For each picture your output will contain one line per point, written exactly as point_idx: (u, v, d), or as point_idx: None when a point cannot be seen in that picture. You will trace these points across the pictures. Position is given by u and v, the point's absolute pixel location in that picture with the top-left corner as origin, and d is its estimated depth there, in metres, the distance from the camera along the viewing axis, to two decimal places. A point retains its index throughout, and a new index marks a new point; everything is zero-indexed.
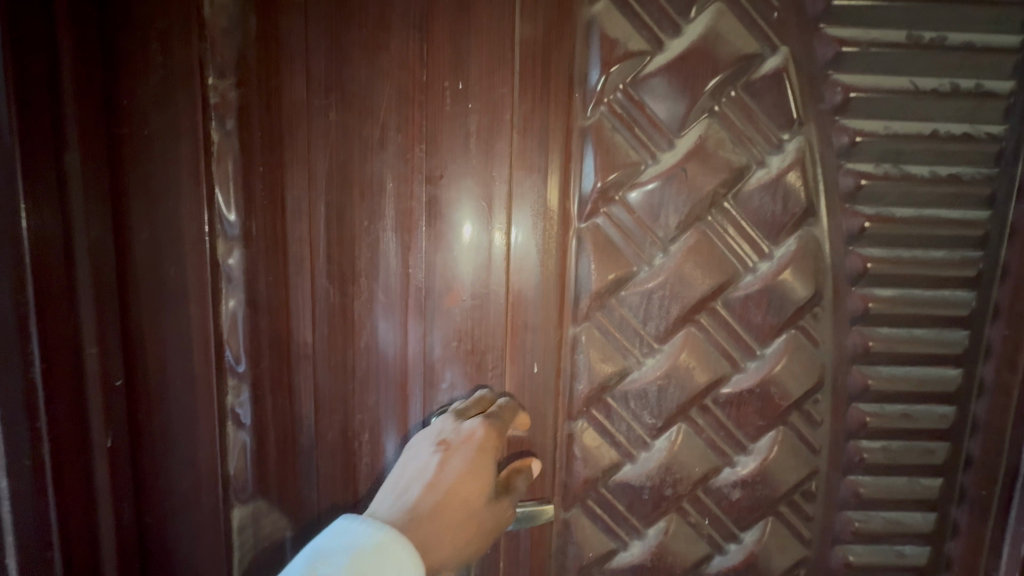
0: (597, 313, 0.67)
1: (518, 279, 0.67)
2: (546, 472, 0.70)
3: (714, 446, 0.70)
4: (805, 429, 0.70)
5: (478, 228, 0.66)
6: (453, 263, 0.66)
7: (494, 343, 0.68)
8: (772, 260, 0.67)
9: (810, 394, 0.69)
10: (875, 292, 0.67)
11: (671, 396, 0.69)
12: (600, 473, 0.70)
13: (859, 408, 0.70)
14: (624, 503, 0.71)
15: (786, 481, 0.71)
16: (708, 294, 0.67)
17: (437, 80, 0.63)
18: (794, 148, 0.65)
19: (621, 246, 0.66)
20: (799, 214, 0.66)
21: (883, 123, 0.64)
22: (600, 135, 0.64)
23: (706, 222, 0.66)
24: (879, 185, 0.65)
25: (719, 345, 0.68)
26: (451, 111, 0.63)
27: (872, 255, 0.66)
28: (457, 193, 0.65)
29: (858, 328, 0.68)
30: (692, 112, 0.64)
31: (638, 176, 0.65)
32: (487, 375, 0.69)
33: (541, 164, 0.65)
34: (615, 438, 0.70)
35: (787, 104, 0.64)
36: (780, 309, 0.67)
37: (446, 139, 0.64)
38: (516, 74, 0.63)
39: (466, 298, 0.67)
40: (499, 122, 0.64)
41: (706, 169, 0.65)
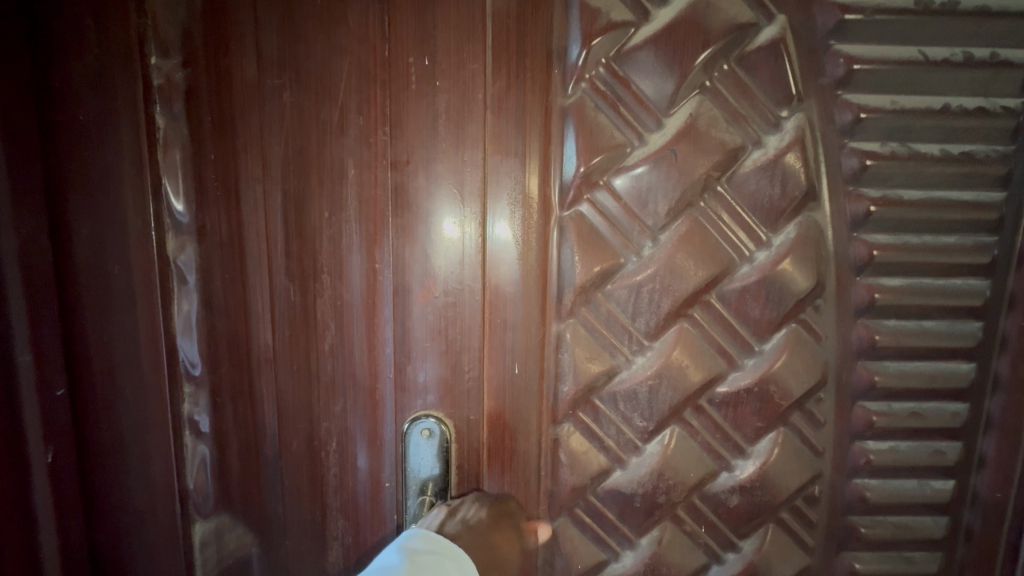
0: (582, 309, 0.62)
1: (495, 274, 0.62)
2: (529, 480, 0.65)
3: (709, 449, 0.65)
4: (808, 429, 0.65)
5: (451, 218, 0.61)
6: (424, 257, 0.61)
7: (470, 342, 0.63)
8: (769, 249, 0.62)
9: (812, 392, 0.64)
10: (882, 282, 0.62)
11: (662, 397, 0.64)
12: (589, 480, 0.65)
13: (865, 407, 0.65)
14: (614, 511, 0.66)
15: (787, 485, 0.66)
16: (701, 286, 0.62)
17: (402, 56, 0.58)
18: (793, 126, 0.60)
19: (607, 236, 0.61)
20: (799, 198, 0.61)
21: (889, 97, 0.59)
22: (582, 115, 0.59)
23: (698, 208, 0.61)
24: (886, 165, 0.60)
25: (714, 341, 0.63)
26: (417, 90, 0.58)
27: (879, 241, 0.61)
28: (427, 181, 0.60)
29: (864, 321, 0.63)
30: (682, 89, 0.59)
31: (624, 159, 0.60)
32: (464, 377, 0.64)
33: (517, 149, 0.60)
34: (604, 443, 0.65)
35: (785, 78, 0.59)
36: (779, 302, 0.62)
37: (412, 121, 0.59)
38: (488, 49, 0.58)
39: (439, 294, 0.62)
40: (469, 103, 0.59)
41: (697, 151, 0.59)
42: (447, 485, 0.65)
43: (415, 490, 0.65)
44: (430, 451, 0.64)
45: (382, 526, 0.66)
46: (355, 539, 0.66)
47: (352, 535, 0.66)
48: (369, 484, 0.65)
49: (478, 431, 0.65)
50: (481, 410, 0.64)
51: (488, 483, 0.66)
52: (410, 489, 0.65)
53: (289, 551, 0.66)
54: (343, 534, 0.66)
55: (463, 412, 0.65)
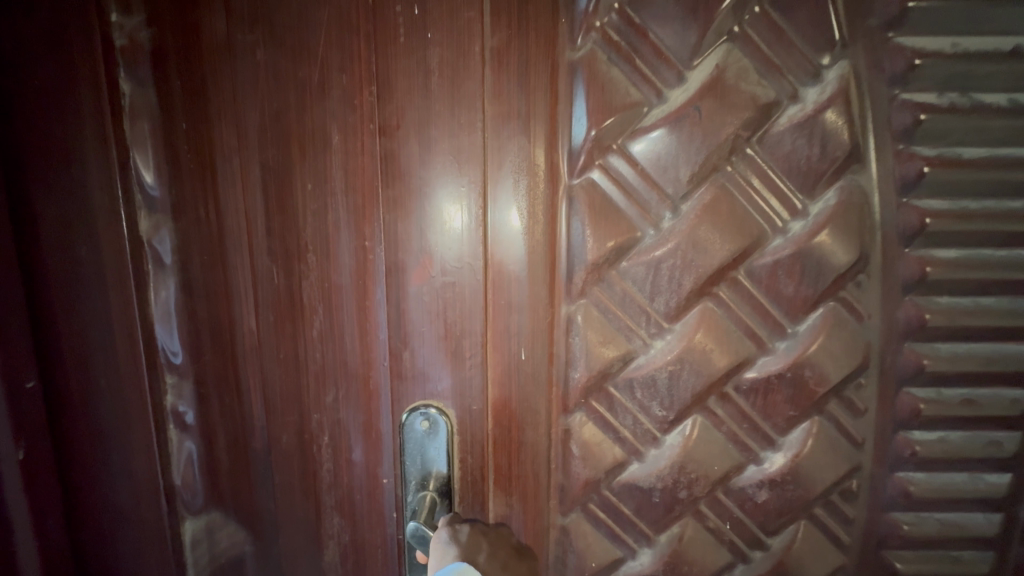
0: (593, 288, 0.56)
1: (498, 251, 0.56)
2: (539, 474, 0.61)
3: (736, 441, 0.60)
4: (846, 418, 0.59)
5: (447, 187, 0.55)
6: (419, 234, 0.56)
7: (470, 324, 0.58)
8: (805, 218, 0.55)
9: (851, 378, 0.58)
10: (935, 254, 0.55)
11: (684, 383, 0.58)
12: (602, 474, 0.60)
13: (911, 394, 0.58)
14: (630, 506, 0.61)
15: (821, 480, 0.60)
16: (728, 261, 0.55)
17: (388, 4, 0.51)
18: (834, 76, 0.52)
19: (621, 207, 0.55)
20: (840, 160, 0.53)
21: (949, 39, 0.51)
22: (593, 71, 0.52)
23: (724, 173, 0.54)
24: (943, 119, 0.52)
25: (743, 323, 0.57)
26: (406, 44, 0.52)
27: (932, 207, 0.54)
28: (420, 148, 0.54)
29: (912, 299, 0.56)
30: (706, 37, 0.52)
31: (639, 120, 0.53)
32: (465, 363, 0.59)
33: (518, 108, 0.53)
34: (619, 434, 0.59)
35: (826, 21, 0.51)
36: (816, 278, 0.55)
37: (402, 80, 0.53)
38: None
39: (437, 275, 0.57)
40: (465, 57, 0.53)
41: (723, 108, 0.52)
42: (450, 480, 0.61)
43: (416, 484, 0.60)
44: (432, 443, 0.60)
45: (381, 523, 0.62)
46: (353, 538, 0.62)
47: (349, 534, 0.62)
48: (366, 478, 0.61)
49: (482, 423, 0.60)
50: (484, 400, 0.59)
51: (494, 479, 0.61)
52: (410, 484, 0.60)
53: (282, 549, 0.63)
54: (338, 533, 0.62)
55: (465, 402, 0.60)
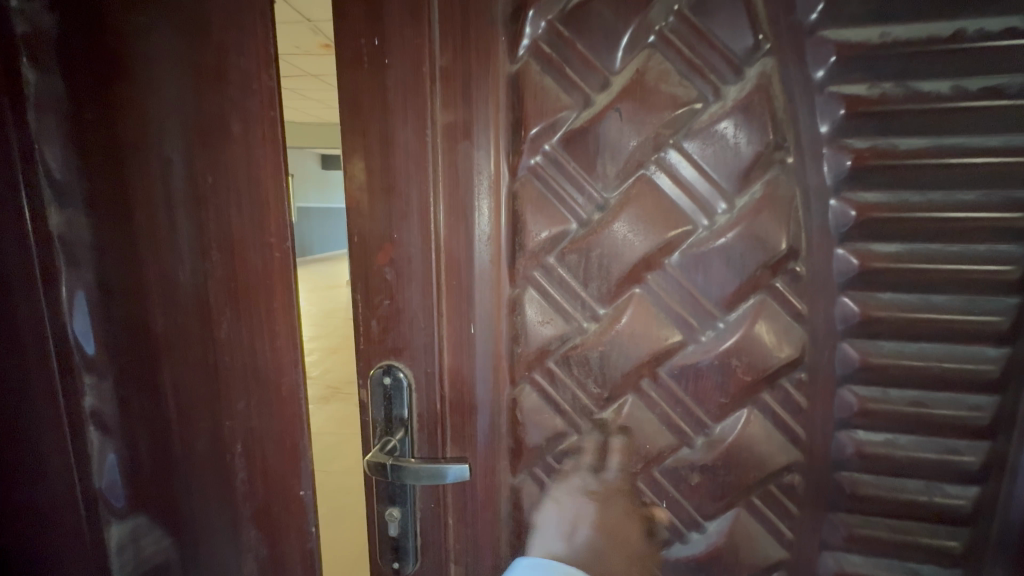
0: (534, 274, 0.61)
1: (450, 241, 0.61)
2: (487, 447, 0.65)
3: (668, 422, 0.62)
4: (784, 410, 0.59)
5: (406, 189, 0.60)
6: (382, 221, 0.61)
7: (425, 312, 0.62)
8: (732, 206, 0.57)
9: (789, 367, 0.58)
10: (875, 248, 0.54)
11: (615, 364, 0.61)
12: (544, 442, 0.64)
13: (853, 393, 0.57)
14: (572, 475, 0.65)
15: (760, 468, 0.60)
16: (654, 250, 0.58)
17: (354, 38, 0.58)
18: (755, 74, 0.54)
19: (552, 197, 0.60)
20: (766, 152, 0.55)
21: (880, 28, 0.50)
22: (527, 80, 0.58)
23: (651, 169, 0.57)
24: (875, 110, 0.52)
25: (674, 313, 0.59)
26: (369, 72, 0.58)
27: (870, 201, 0.53)
28: (383, 152, 0.59)
29: (847, 295, 0.55)
30: (626, 42, 0.56)
31: (567, 122, 0.58)
32: (417, 332, 0.62)
33: (467, 118, 0.58)
34: (560, 408, 0.63)
35: (749, 20, 0.53)
36: (742, 267, 0.57)
37: (370, 99, 0.59)
38: (436, 23, 0.57)
39: (389, 267, 0.61)
40: (417, 77, 0.58)
41: (644, 109, 0.56)
42: (409, 437, 0.64)
43: (381, 432, 0.64)
44: (396, 399, 0.64)
45: (301, 536, 0.61)
46: (273, 550, 0.62)
47: (268, 546, 0.62)
48: (286, 483, 0.60)
49: (438, 390, 0.63)
50: (440, 365, 0.63)
51: (451, 443, 0.65)
52: (377, 428, 0.65)
53: (210, 550, 0.64)
54: (258, 544, 0.63)
55: (423, 367, 0.63)
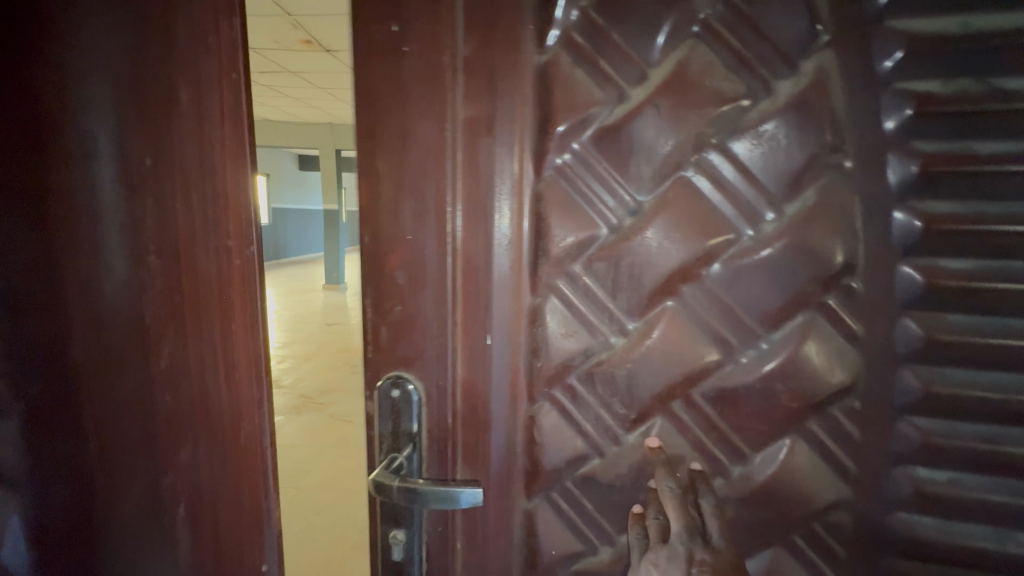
0: (557, 282, 0.56)
1: (467, 244, 0.56)
2: (502, 468, 0.59)
3: (701, 447, 0.56)
4: (832, 439, 0.53)
5: (422, 186, 0.54)
6: (395, 221, 0.55)
7: (440, 320, 0.56)
8: (779, 214, 0.51)
9: (840, 393, 0.52)
10: (944, 265, 0.48)
11: (644, 383, 0.56)
12: (565, 464, 0.59)
13: (913, 426, 0.51)
14: (593, 502, 0.60)
15: (803, 503, 0.54)
16: (691, 260, 0.53)
17: (371, 24, 0.53)
18: (811, 67, 0.49)
19: (581, 200, 0.55)
20: (819, 154, 0.49)
21: (957, 18, 0.45)
22: (556, 73, 0.54)
23: (690, 171, 0.52)
24: (949, 110, 0.46)
25: (711, 329, 0.54)
26: (386, 60, 0.53)
27: (940, 212, 0.47)
28: (400, 147, 0.54)
29: (910, 317, 0.49)
30: (665, 32, 0.51)
31: (599, 118, 0.53)
32: (430, 343, 0.57)
33: (491, 112, 0.54)
34: (583, 428, 0.58)
35: (807, 5, 0.48)
36: (788, 282, 0.51)
37: (384, 91, 0.54)
38: (461, 8, 0.52)
39: (401, 271, 0.56)
40: (437, 66, 0.52)
41: (685, 104, 0.51)
42: (418, 453, 0.58)
43: (387, 446, 0.58)
44: (404, 414, 0.57)
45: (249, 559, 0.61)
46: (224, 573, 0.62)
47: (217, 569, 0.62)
48: (245, 502, 0.60)
49: (451, 406, 0.57)
50: (455, 378, 0.57)
51: (462, 461, 0.59)
52: (384, 442, 0.58)
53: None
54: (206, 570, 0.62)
55: (435, 380, 0.57)
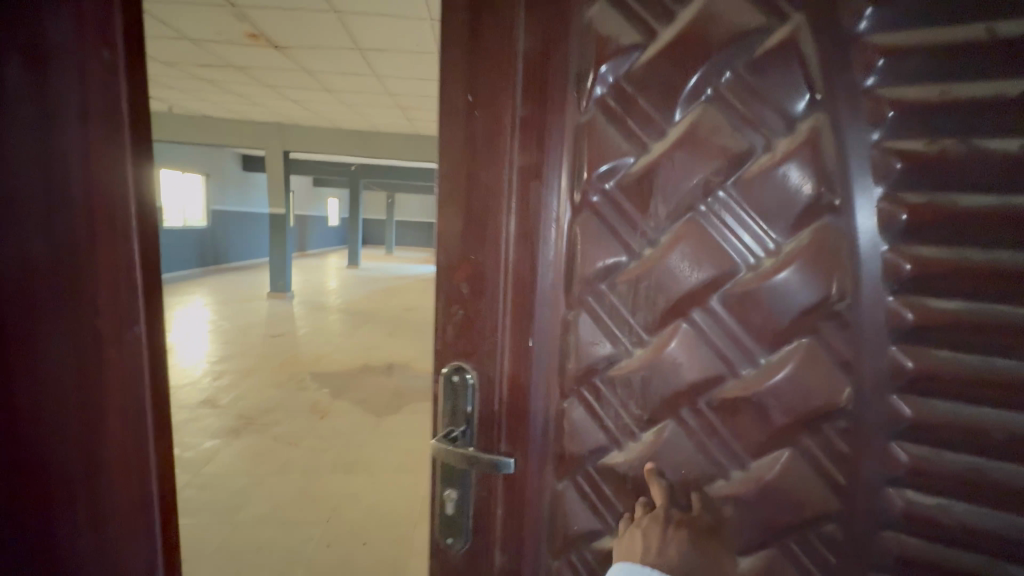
0: (588, 298, 0.67)
1: (520, 266, 0.67)
2: (541, 448, 0.71)
3: (704, 449, 0.65)
4: (826, 460, 0.61)
5: (485, 217, 0.66)
6: (459, 242, 0.67)
7: (494, 326, 0.68)
8: (777, 251, 0.61)
9: (831, 415, 0.60)
10: (928, 303, 0.56)
11: (655, 388, 0.65)
12: (587, 453, 0.69)
13: (902, 450, 0.58)
14: (611, 487, 0.70)
15: (797, 509, 0.63)
16: (700, 286, 0.63)
17: (454, 92, 0.65)
18: (807, 127, 0.58)
19: (614, 231, 0.65)
20: (811, 202, 0.58)
21: (939, 87, 0.53)
22: (593, 130, 0.64)
23: (701, 211, 0.62)
24: (927, 166, 0.55)
25: (715, 345, 0.63)
26: (462, 120, 0.65)
27: (922, 255, 0.56)
28: (469, 186, 0.66)
29: (897, 348, 0.57)
30: (682, 98, 0.62)
31: (626, 167, 0.64)
32: (483, 342, 0.68)
33: (542, 163, 0.66)
34: (603, 423, 0.68)
35: (804, 77, 0.58)
36: (783, 309, 0.60)
37: (456, 141, 0.66)
38: (520, 81, 0.65)
39: (462, 282, 0.68)
40: (498, 124, 0.65)
41: (698, 155, 0.61)
42: (471, 429, 0.69)
43: (447, 420, 0.70)
44: (462, 396, 0.69)
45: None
46: None
47: None
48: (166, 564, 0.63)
49: (500, 394, 0.69)
50: (503, 373, 0.69)
51: (507, 440, 0.70)
52: (445, 415, 0.70)
53: None
54: None
55: (489, 372, 0.68)
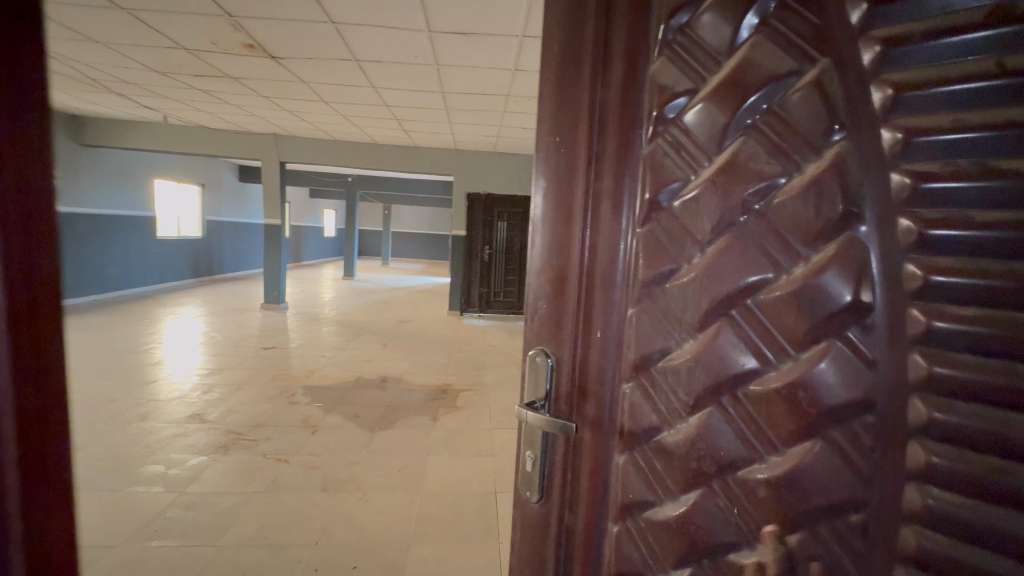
0: (643, 303, 0.60)
1: (601, 269, 0.64)
2: (610, 419, 0.64)
3: (747, 441, 0.54)
4: (853, 453, 0.48)
5: (563, 242, 0.66)
6: (543, 245, 0.68)
7: (569, 325, 0.66)
8: (802, 261, 0.51)
9: (854, 410, 0.48)
10: (951, 309, 0.44)
11: (697, 381, 0.56)
12: (642, 432, 0.60)
13: (924, 448, 0.45)
14: (660, 463, 0.60)
15: (821, 494, 0.50)
16: (736, 290, 0.54)
17: (543, 130, 0.68)
18: (831, 154, 0.49)
19: (672, 244, 0.58)
20: (836, 220, 0.49)
21: (954, 114, 0.43)
22: (653, 164, 0.59)
23: (740, 227, 0.54)
24: (943, 188, 0.44)
25: (750, 344, 0.53)
26: (548, 151, 0.67)
27: (943, 265, 0.44)
28: (549, 213, 0.67)
29: (919, 352, 0.45)
30: (730, 128, 0.54)
31: (681, 190, 0.58)
32: (566, 326, 0.66)
33: (616, 188, 0.62)
34: (658, 412, 0.60)
35: (823, 104, 0.49)
36: (811, 314, 0.50)
37: (546, 166, 0.67)
38: (592, 122, 0.64)
39: (543, 278, 0.68)
40: (572, 159, 0.65)
41: (734, 181, 0.54)
42: (549, 407, 0.68)
43: (529, 395, 0.70)
44: (541, 376, 0.67)
45: None
46: None
47: None
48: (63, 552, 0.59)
49: (569, 380, 0.66)
50: (574, 359, 0.66)
51: (566, 400, 0.67)
52: (528, 391, 0.70)
53: None
54: None
55: (565, 353, 0.66)
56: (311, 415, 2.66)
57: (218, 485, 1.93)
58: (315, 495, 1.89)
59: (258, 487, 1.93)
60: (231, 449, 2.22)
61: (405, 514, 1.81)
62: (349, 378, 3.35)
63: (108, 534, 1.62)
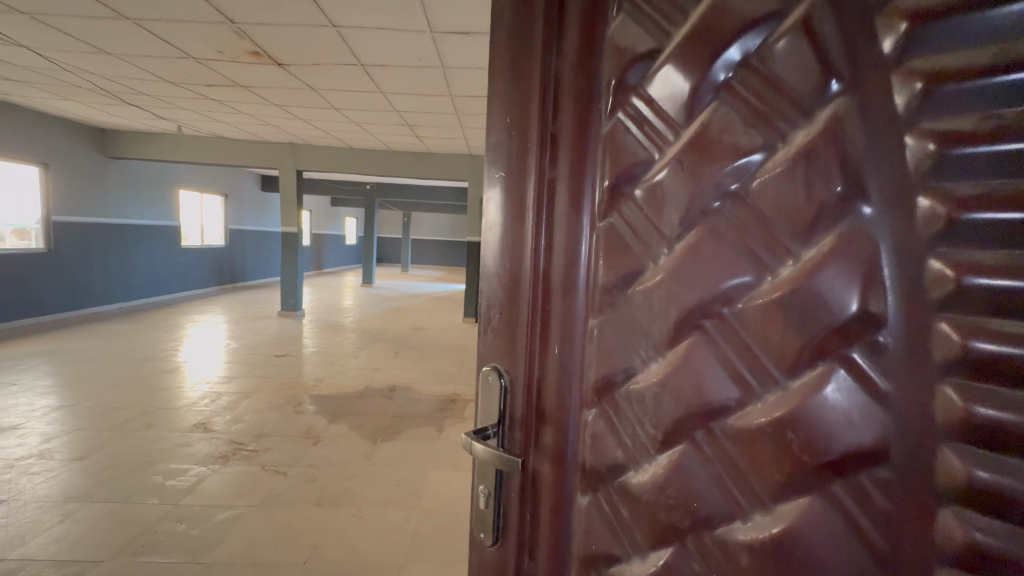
0: (608, 313, 0.50)
1: (560, 275, 0.54)
2: (574, 447, 0.54)
3: (723, 486, 0.44)
4: (859, 515, 0.38)
5: (518, 240, 0.56)
6: (496, 245, 0.59)
7: (524, 342, 0.56)
8: (791, 258, 0.41)
9: (861, 460, 0.38)
10: (991, 325, 0.34)
11: (666, 410, 0.47)
12: (604, 468, 0.51)
13: (958, 520, 0.35)
14: (626, 509, 0.50)
15: (814, 568, 0.40)
16: (712, 297, 0.44)
17: (495, 111, 0.59)
18: (824, 116, 0.39)
19: (636, 240, 0.49)
20: (830, 206, 0.39)
21: (992, 47, 0.33)
22: (614, 143, 0.50)
23: (714, 218, 0.44)
24: (977, 153, 0.34)
25: (730, 367, 0.43)
26: (500, 135, 0.58)
27: (976, 262, 0.34)
28: (501, 206, 0.58)
29: (950, 381, 0.35)
30: (698, 92, 0.45)
31: (648, 172, 0.48)
32: (521, 339, 0.57)
33: (575, 176, 0.53)
34: (625, 445, 0.50)
35: (814, 56, 0.39)
36: (800, 327, 0.40)
37: (496, 153, 0.58)
38: (540, 95, 0.54)
39: (498, 283, 0.59)
40: (524, 142, 0.56)
41: (704, 160, 0.44)
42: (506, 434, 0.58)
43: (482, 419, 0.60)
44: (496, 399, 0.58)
45: None
46: None
47: None
48: None
49: (523, 403, 0.56)
50: (528, 380, 0.56)
51: (519, 427, 0.57)
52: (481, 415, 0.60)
53: None
54: None
55: (522, 370, 0.57)
56: (315, 424, 2.63)
57: (212, 498, 1.89)
58: (308, 511, 1.83)
59: (252, 501, 1.88)
60: (229, 460, 2.18)
61: (402, 531, 1.74)
62: (356, 387, 3.31)
63: (97, 548, 1.59)
